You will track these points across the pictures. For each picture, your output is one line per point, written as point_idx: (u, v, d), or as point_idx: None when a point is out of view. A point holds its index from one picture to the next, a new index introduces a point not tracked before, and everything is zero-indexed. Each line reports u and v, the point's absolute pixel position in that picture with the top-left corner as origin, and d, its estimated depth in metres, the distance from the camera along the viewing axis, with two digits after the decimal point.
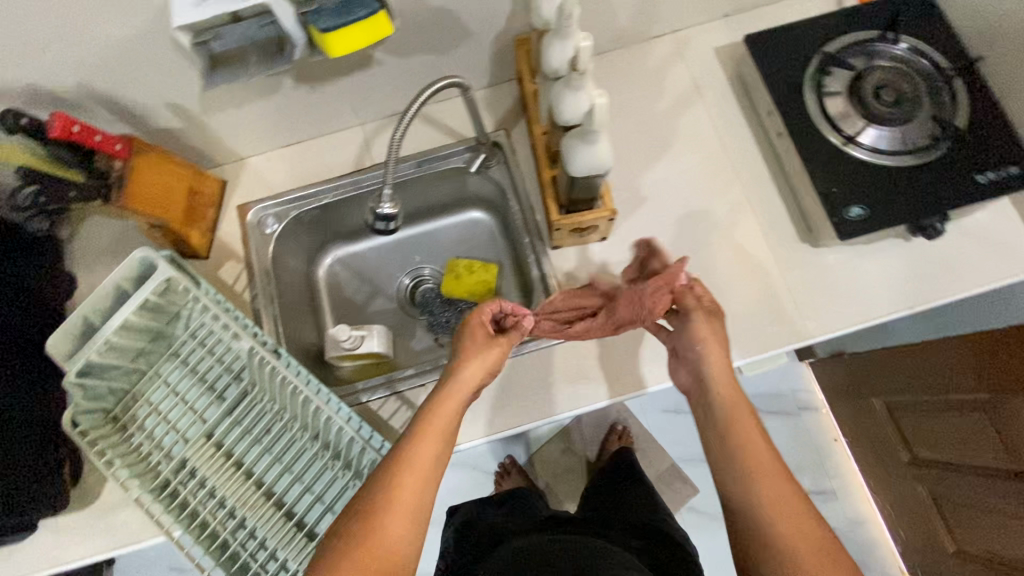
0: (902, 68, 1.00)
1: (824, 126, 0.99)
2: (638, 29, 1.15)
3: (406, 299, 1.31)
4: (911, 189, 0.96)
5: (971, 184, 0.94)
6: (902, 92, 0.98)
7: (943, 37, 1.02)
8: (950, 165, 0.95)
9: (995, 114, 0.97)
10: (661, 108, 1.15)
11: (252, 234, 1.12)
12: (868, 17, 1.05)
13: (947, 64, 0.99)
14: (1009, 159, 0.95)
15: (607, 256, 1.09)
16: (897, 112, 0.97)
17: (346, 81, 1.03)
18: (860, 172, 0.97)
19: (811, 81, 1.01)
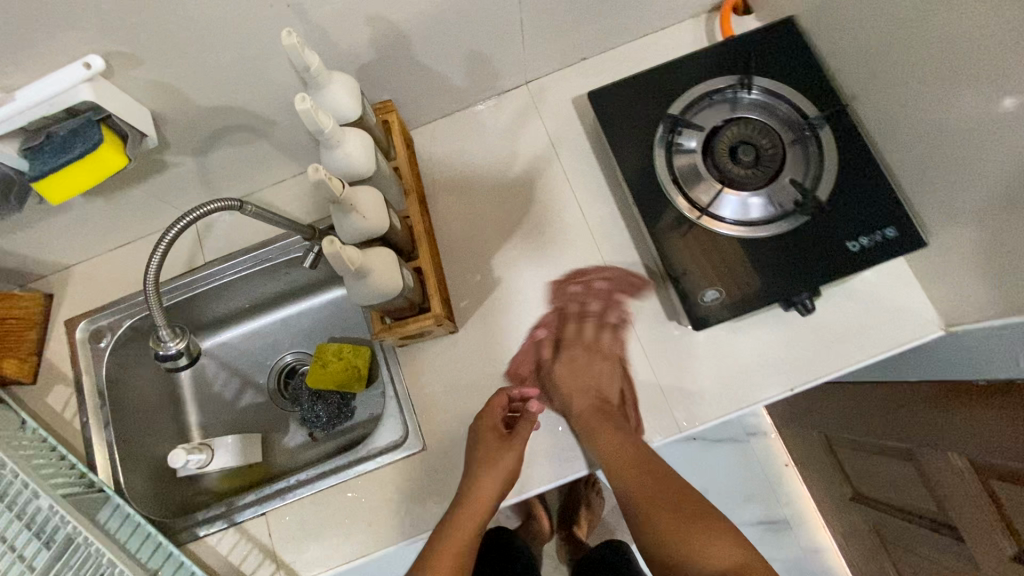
0: (759, 119, 0.88)
1: (675, 198, 0.88)
2: (482, 87, 1.02)
3: (278, 390, 1.21)
4: (775, 263, 0.84)
5: (842, 253, 0.83)
6: (761, 150, 0.86)
7: (808, 79, 0.89)
8: (817, 232, 0.84)
9: (866, 169, 0.85)
10: (515, 173, 1.04)
11: (82, 352, 1.03)
12: (723, 61, 0.92)
13: (812, 110, 0.87)
14: (883, 222, 0.83)
15: (460, 348, 0.98)
16: (755, 173, 0.86)
17: (147, 185, 0.93)
18: (716, 248, 0.86)
19: (661, 143, 0.90)
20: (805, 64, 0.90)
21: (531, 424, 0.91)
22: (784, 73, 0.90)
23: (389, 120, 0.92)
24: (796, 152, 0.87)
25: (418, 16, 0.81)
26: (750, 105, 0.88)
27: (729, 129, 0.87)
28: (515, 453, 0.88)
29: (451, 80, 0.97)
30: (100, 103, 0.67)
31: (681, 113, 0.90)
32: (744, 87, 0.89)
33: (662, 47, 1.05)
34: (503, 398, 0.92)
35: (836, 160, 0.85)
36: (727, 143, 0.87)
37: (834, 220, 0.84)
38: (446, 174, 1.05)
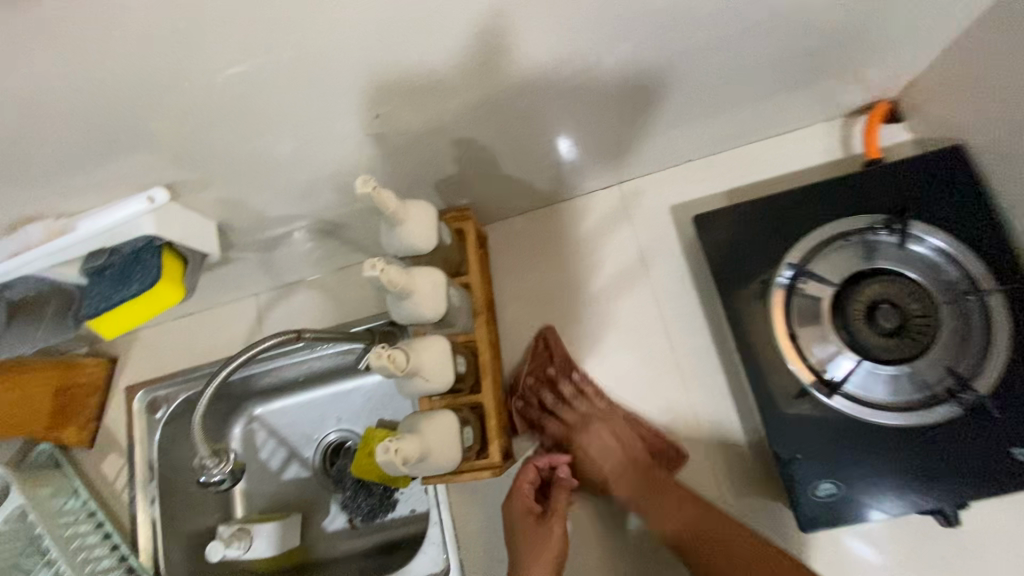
0: (909, 274, 0.73)
1: (793, 358, 0.73)
2: (571, 187, 0.92)
3: (322, 467, 1.16)
4: (911, 459, 0.69)
5: (1008, 462, 0.66)
6: (907, 315, 0.71)
7: (974, 229, 0.73)
8: (974, 431, 0.68)
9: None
10: (596, 285, 0.93)
11: (139, 423, 1.01)
12: (864, 194, 0.78)
13: (981, 271, 0.70)
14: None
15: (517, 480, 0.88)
16: (899, 344, 0.70)
17: (212, 274, 0.89)
18: (837, 431, 0.71)
19: (778, 288, 0.75)
20: (974, 209, 0.74)
21: (566, 492, 0.80)
22: (941, 219, 0.74)
23: (465, 229, 0.84)
24: (956, 323, 0.70)
25: (511, 132, 0.72)
26: (899, 256, 0.73)
27: (871, 284, 0.72)
28: (556, 534, 0.77)
29: (537, 183, 0.87)
30: (163, 233, 0.63)
31: (808, 255, 0.75)
32: (892, 232, 0.73)
33: (784, 154, 0.91)
34: (531, 471, 0.83)
35: (1012, 341, 0.68)
36: (863, 301, 0.72)
37: (999, 417, 0.67)
38: (520, 277, 0.95)
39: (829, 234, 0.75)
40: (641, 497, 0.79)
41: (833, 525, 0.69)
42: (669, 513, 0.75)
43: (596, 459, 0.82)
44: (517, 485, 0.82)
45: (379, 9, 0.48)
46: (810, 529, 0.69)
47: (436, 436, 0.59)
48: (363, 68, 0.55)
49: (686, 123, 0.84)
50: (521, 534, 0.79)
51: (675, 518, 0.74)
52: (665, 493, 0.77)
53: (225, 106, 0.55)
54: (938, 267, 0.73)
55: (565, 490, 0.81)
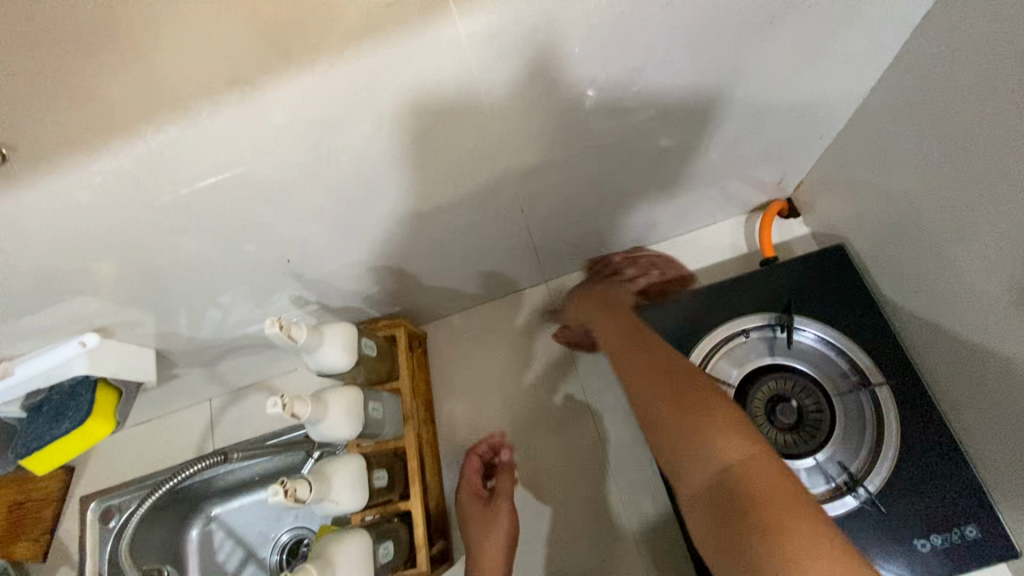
0: (802, 367, 0.78)
1: None
2: (499, 288, 0.98)
3: (278, 568, 1.16)
4: None
5: (910, 553, 0.68)
6: (802, 409, 0.75)
7: (861, 320, 0.78)
8: (879, 522, 0.69)
9: (941, 443, 0.70)
10: (529, 379, 0.97)
11: (91, 534, 1.03)
12: (762, 290, 0.83)
13: (867, 361, 0.75)
14: (965, 517, 0.68)
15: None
16: (797, 438, 0.74)
17: (162, 387, 0.94)
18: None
19: None
20: (860, 302, 0.79)
21: (509, 472, 0.89)
22: (830, 312, 0.80)
23: (396, 338, 0.89)
24: (848, 414, 0.75)
25: (428, 252, 0.79)
26: (792, 351, 0.79)
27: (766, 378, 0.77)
28: (503, 510, 0.84)
29: (466, 288, 0.94)
30: (98, 369, 0.68)
31: (712, 352, 0.80)
32: (784, 328, 0.79)
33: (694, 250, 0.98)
34: (475, 459, 0.91)
35: (899, 432, 0.72)
36: (760, 396, 0.76)
37: (899, 505, 0.70)
38: (457, 373, 0.99)
39: (727, 330, 0.80)
40: (672, 395, 0.61)
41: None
42: (727, 439, 0.56)
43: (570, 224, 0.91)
44: (464, 473, 0.90)
45: (279, 179, 0.56)
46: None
47: (343, 558, 0.62)
48: (273, 221, 0.62)
49: (598, 227, 0.91)
50: (470, 514, 0.86)
51: (730, 446, 0.55)
52: (716, 415, 0.57)
53: (152, 260, 0.62)
54: (831, 360, 0.78)
55: (508, 468, 0.90)
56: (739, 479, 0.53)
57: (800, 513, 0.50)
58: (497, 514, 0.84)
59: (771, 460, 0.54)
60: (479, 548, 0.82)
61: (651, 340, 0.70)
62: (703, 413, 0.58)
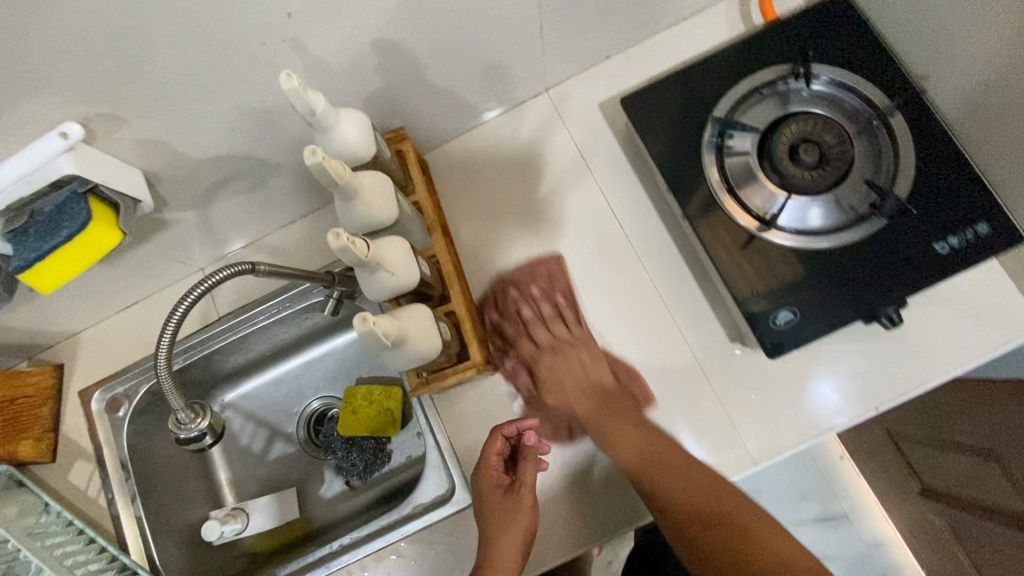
0: (820, 112, 0.78)
1: (731, 206, 0.78)
2: (500, 98, 0.93)
3: (308, 438, 1.14)
4: (851, 274, 0.74)
5: (932, 257, 0.73)
6: (826, 148, 0.76)
7: (869, 62, 0.80)
8: (901, 235, 0.74)
9: (949, 158, 0.75)
10: (543, 191, 0.95)
11: (100, 423, 0.96)
12: (773, 50, 0.83)
13: (878, 95, 0.77)
14: (975, 218, 0.73)
15: (505, 391, 0.89)
16: (824, 175, 0.76)
17: (149, 245, 0.85)
18: (783, 265, 0.76)
19: (708, 148, 0.80)
20: (866, 44, 0.80)
21: (534, 463, 0.80)
22: (840, 57, 0.80)
23: (404, 150, 0.83)
24: (866, 147, 0.77)
25: (430, 30, 0.71)
26: (808, 99, 0.79)
27: (788, 126, 0.78)
28: (526, 505, 0.78)
29: (466, 96, 0.88)
30: (85, 174, 0.60)
31: (731, 112, 0.80)
32: (800, 77, 0.79)
33: (695, 35, 0.95)
34: (499, 441, 0.82)
35: (913, 153, 0.75)
36: (786, 143, 0.77)
37: (918, 217, 0.74)
38: (468, 197, 0.95)
39: (744, 90, 0.80)
40: (652, 457, 0.76)
41: (795, 346, 0.73)
42: (649, 468, 0.75)
43: (560, 378, 0.85)
44: (485, 458, 0.81)
45: None
46: (775, 355, 0.73)
47: (413, 324, 0.59)
48: None
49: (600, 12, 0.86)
50: (485, 511, 0.78)
51: (637, 451, 0.76)
52: (624, 428, 0.79)
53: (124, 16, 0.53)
54: (847, 101, 0.79)
55: (536, 460, 0.81)
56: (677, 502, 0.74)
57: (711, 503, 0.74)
58: (519, 511, 0.77)
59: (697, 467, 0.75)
60: (493, 548, 0.74)
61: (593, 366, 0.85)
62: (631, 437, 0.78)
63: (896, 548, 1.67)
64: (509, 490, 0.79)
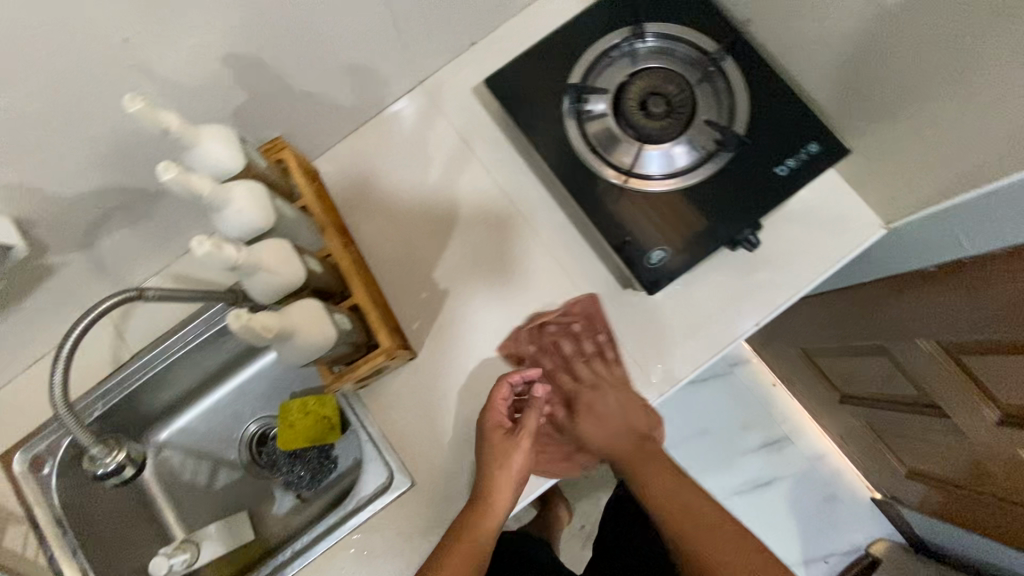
0: (661, 67, 0.86)
1: (598, 164, 0.85)
2: (375, 96, 0.96)
3: (253, 460, 1.14)
4: (709, 206, 0.83)
5: (775, 179, 0.82)
6: (670, 98, 0.85)
7: (697, 14, 0.88)
8: (747, 163, 0.83)
9: (778, 88, 0.84)
10: (433, 179, 0.99)
11: (24, 485, 0.94)
12: (615, 14, 0.89)
13: (708, 43, 0.86)
14: (807, 137, 0.82)
15: (427, 373, 0.92)
16: (671, 123, 0.84)
17: (40, 294, 0.84)
18: (651, 208, 0.84)
19: (569, 114, 0.86)
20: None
21: (538, 413, 0.85)
22: (673, 13, 0.88)
23: (284, 160, 0.84)
24: (705, 91, 0.85)
25: (283, 39, 0.74)
26: (650, 56, 0.87)
27: (634, 83, 0.85)
28: (524, 446, 0.84)
29: (340, 98, 0.90)
30: None
31: (584, 78, 0.87)
32: (639, 37, 0.86)
33: (549, 12, 1.01)
34: (505, 388, 0.85)
35: (745, 90, 0.84)
36: (635, 100, 0.85)
37: (758, 146, 0.83)
38: (362, 196, 0.98)
39: (593, 56, 0.87)
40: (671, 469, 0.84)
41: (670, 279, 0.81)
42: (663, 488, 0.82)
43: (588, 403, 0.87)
44: (496, 397, 0.84)
45: None
46: (654, 291, 0.81)
47: (298, 313, 0.62)
48: None
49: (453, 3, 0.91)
50: (490, 447, 0.84)
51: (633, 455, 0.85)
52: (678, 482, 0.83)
53: None
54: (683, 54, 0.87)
55: (537, 412, 0.86)
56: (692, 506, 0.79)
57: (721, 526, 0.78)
58: (520, 451, 0.83)
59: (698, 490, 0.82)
60: (496, 483, 0.82)
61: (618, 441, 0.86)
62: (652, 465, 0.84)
63: (834, 457, 1.83)
64: (511, 433, 0.84)
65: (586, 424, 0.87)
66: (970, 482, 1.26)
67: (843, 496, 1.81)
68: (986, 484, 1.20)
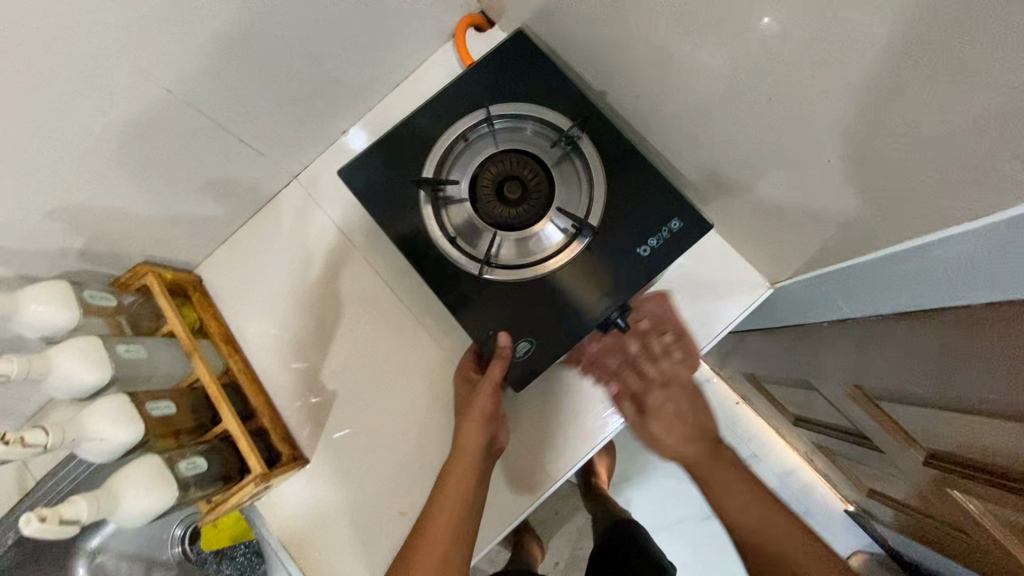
0: (518, 149, 0.85)
1: (457, 255, 0.82)
2: (247, 200, 0.94)
3: None
4: (572, 292, 0.81)
5: (636, 261, 0.80)
6: (525, 182, 0.83)
7: (553, 92, 0.85)
8: (607, 246, 0.81)
9: (637, 163, 0.82)
10: (318, 275, 0.97)
11: None
12: (471, 96, 0.87)
13: (564, 122, 0.83)
14: (671, 213, 0.81)
15: (323, 477, 0.92)
16: (527, 209, 0.82)
17: None
18: (518, 294, 0.82)
19: (427, 204, 0.84)
20: (550, 75, 0.86)
21: (500, 364, 0.79)
22: (526, 94, 0.86)
23: (149, 283, 0.85)
24: (563, 173, 0.83)
25: (111, 180, 0.72)
26: (507, 138, 0.85)
27: (491, 170, 0.83)
28: (483, 394, 0.81)
29: (203, 212, 0.89)
30: None
31: (441, 165, 0.85)
32: (494, 120, 0.84)
33: (417, 92, 0.99)
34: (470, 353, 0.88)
35: (603, 171, 0.82)
36: (490, 186, 0.83)
37: (618, 227, 0.81)
38: (247, 300, 0.97)
39: (450, 141, 0.85)
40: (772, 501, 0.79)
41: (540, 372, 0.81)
42: (749, 529, 0.77)
43: (668, 416, 0.84)
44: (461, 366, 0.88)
45: None
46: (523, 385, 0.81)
47: (132, 481, 0.62)
48: None
49: (308, 103, 0.88)
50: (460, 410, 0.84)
51: (752, 536, 0.77)
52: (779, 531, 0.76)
53: None
54: (539, 134, 0.85)
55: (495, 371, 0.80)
56: (766, 529, 0.76)
57: (777, 516, 0.78)
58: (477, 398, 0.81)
59: (780, 516, 0.77)
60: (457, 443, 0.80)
61: (692, 450, 0.83)
62: (705, 477, 0.81)
63: (805, 471, 1.79)
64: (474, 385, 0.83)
65: (654, 424, 0.85)
66: (918, 508, 1.23)
67: (815, 509, 1.78)
68: (932, 512, 1.16)
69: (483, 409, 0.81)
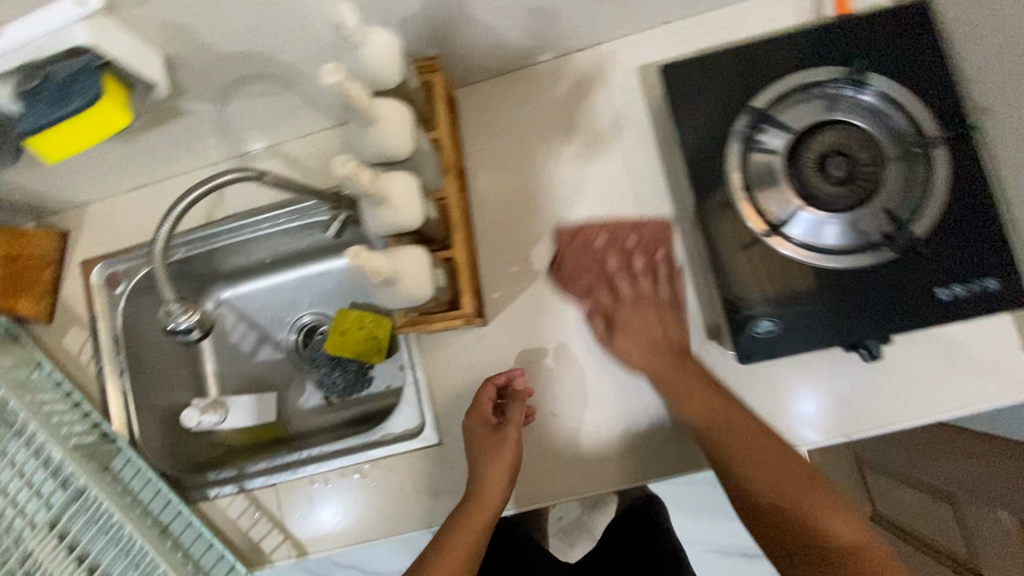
0: (863, 131, 0.74)
1: (745, 203, 0.75)
2: (542, 45, 0.87)
3: (296, 348, 1.16)
4: (854, 299, 0.73)
5: (928, 296, 0.72)
6: (856, 165, 0.73)
7: (927, 81, 0.74)
8: (905, 266, 0.72)
9: (982, 209, 0.72)
10: (569, 153, 0.90)
11: (98, 296, 1.00)
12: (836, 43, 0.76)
13: (925, 118, 0.73)
14: (988, 271, 0.71)
15: (490, 345, 0.89)
16: (841, 193, 0.73)
17: (162, 132, 0.84)
18: (779, 267, 0.74)
19: (736, 137, 0.76)
20: (932, 62, 0.75)
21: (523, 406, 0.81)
22: (897, 68, 0.75)
23: (433, 83, 0.80)
24: (897, 176, 0.74)
25: None
26: (858, 114, 0.75)
27: (828, 136, 0.74)
28: (510, 441, 0.80)
29: (506, 35, 0.82)
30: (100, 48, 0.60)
31: (778, 97, 0.76)
32: (855, 84, 0.74)
33: (757, 16, 0.87)
34: (491, 389, 0.83)
35: (943, 200, 0.72)
36: (815, 152, 0.74)
37: (933, 258, 0.72)
38: (489, 146, 0.92)
39: (799, 85, 0.75)
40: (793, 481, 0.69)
41: (769, 356, 0.73)
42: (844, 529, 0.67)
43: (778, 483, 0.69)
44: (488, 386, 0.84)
45: None
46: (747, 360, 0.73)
47: (410, 265, 0.61)
48: None
49: None
50: (484, 450, 0.80)
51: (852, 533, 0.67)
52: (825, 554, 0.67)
53: None
54: (893, 122, 0.75)
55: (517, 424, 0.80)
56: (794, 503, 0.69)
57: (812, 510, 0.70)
58: (501, 446, 0.79)
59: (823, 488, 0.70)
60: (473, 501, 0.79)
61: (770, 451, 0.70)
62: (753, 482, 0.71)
63: None
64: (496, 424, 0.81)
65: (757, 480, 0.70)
66: None
67: None
68: None
69: (506, 458, 0.79)
